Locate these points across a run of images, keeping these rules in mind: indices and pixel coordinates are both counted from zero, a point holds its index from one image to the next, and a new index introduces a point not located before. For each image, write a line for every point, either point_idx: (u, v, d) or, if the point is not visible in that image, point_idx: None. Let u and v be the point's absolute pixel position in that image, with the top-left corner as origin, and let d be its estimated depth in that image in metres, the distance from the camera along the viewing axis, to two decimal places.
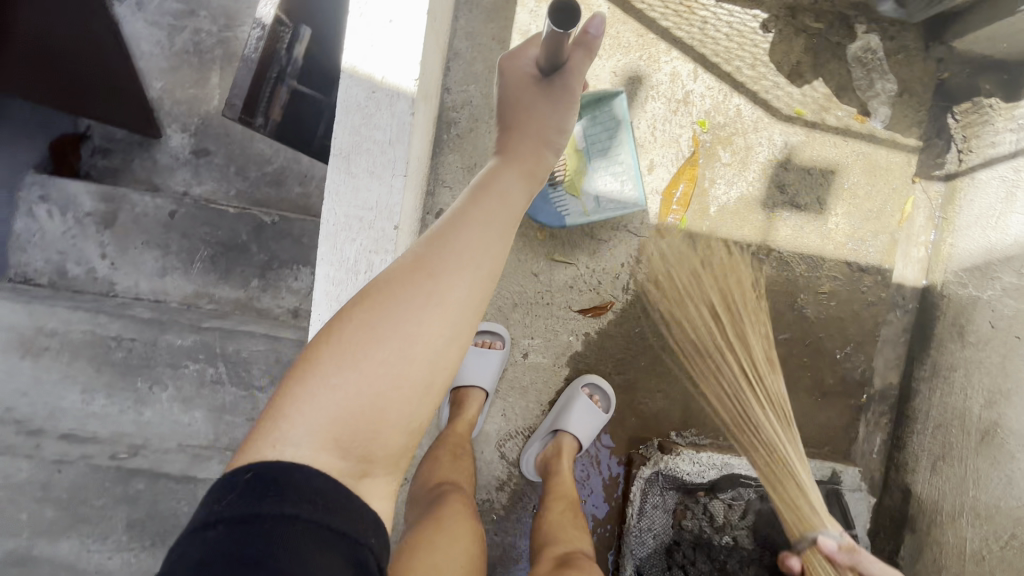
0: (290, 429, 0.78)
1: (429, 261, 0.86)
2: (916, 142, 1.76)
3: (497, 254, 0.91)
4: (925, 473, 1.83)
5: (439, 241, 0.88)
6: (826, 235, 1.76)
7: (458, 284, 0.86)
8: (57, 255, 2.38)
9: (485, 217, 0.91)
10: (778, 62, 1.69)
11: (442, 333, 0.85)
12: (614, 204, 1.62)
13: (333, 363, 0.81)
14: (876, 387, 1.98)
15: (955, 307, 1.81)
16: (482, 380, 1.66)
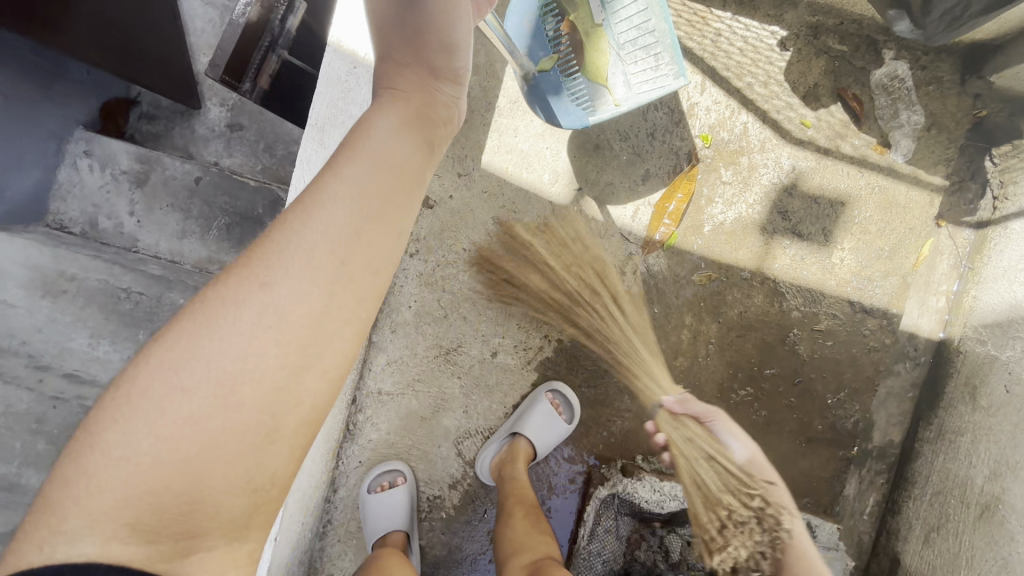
0: (69, 516, 0.70)
1: (255, 283, 0.79)
2: (941, 181, 1.63)
3: (346, 261, 0.84)
4: (916, 543, 1.65)
5: (269, 256, 0.80)
6: (828, 270, 1.65)
7: (295, 299, 0.80)
8: (94, 209, 2.12)
9: (329, 218, 0.83)
10: (793, 83, 1.62)
11: (279, 362, 0.79)
12: (651, 84, 1.47)
13: (123, 424, 0.72)
14: (874, 443, 1.81)
15: (970, 366, 1.65)
16: (394, 519, 1.59)
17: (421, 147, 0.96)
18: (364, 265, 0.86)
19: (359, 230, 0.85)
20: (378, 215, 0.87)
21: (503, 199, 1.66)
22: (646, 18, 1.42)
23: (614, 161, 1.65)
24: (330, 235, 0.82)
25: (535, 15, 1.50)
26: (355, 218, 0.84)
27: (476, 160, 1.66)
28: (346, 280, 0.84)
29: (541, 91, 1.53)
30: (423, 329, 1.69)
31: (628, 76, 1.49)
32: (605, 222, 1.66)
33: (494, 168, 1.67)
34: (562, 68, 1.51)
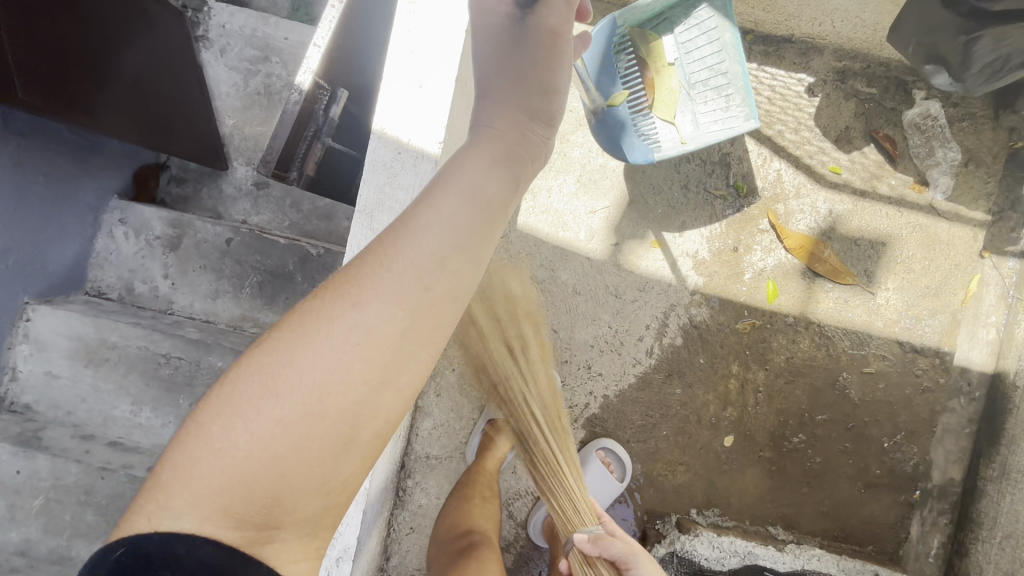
0: (164, 500, 0.62)
1: (351, 289, 0.69)
2: (983, 216, 1.62)
3: (444, 270, 0.72)
4: None
5: (370, 264, 0.71)
6: (874, 311, 1.63)
7: (391, 303, 0.69)
8: (131, 274, 2.03)
9: (431, 224, 0.73)
10: (824, 127, 1.62)
11: (367, 378, 0.68)
12: (722, 125, 1.51)
13: (216, 419, 0.64)
14: (933, 482, 1.77)
15: None
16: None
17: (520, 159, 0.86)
18: (463, 277, 0.74)
19: (463, 240, 0.74)
20: (483, 223, 0.76)
21: (541, 259, 1.67)
22: (717, 64, 1.51)
23: (649, 214, 1.66)
24: (429, 245, 0.72)
25: (609, 53, 1.51)
26: (458, 223, 0.74)
27: (512, 222, 1.68)
28: (440, 295, 0.72)
29: (610, 126, 1.53)
30: (468, 391, 1.69)
31: (696, 116, 1.55)
32: (643, 275, 1.66)
33: (530, 228, 1.68)
34: (632, 105, 1.53)
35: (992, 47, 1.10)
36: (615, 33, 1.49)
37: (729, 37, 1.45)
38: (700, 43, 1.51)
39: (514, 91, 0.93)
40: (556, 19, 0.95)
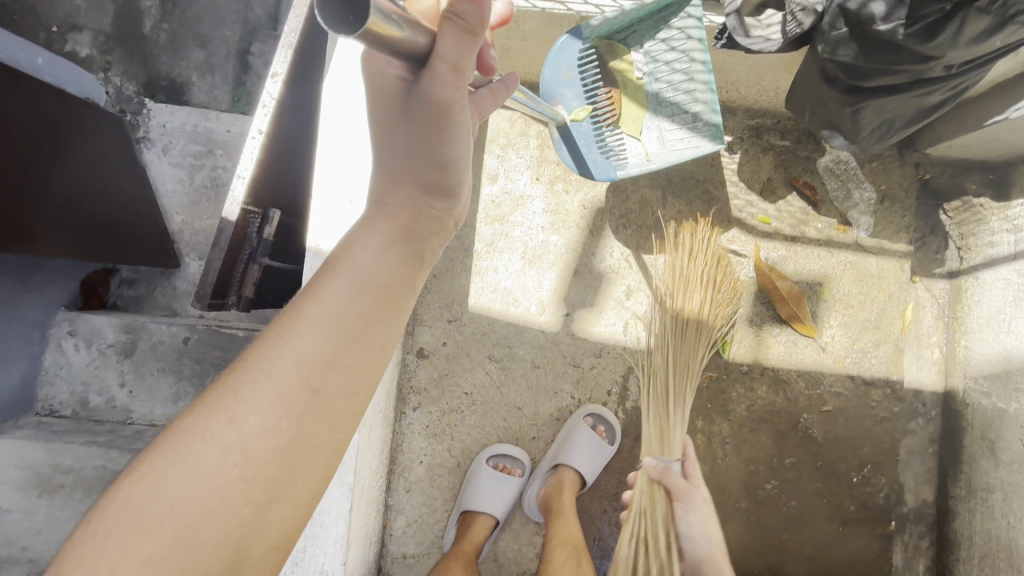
0: None
1: (232, 398, 0.67)
2: (905, 247, 1.71)
3: (331, 367, 0.71)
4: None
5: (253, 369, 0.69)
6: (822, 349, 1.68)
7: (265, 420, 0.67)
8: (85, 386, 1.90)
9: (316, 320, 0.71)
10: (748, 181, 1.70)
11: (252, 491, 0.67)
12: (688, 145, 1.41)
13: (88, 549, 0.61)
14: (909, 505, 1.79)
15: (981, 418, 1.67)
16: (496, 505, 1.56)
17: (416, 235, 0.81)
18: (351, 380, 0.74)
19: (350, 335, 0.73)
20: (372, 313, 0.75)
21: (496, 338, 1.68)
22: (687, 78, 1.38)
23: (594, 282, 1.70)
24: (314, 343, 0.70)
25: (574, 65, 1.35)
26: (344, 317, 0.72)
27: (463, 305, 1.68)
28: (328, 393, 0.71)
29: (572, 143, 1.44)
30: (438, 482, 1.65)
31: (664, 134, 1.44)
32: (598, 341, 1.69)
33: (482, 308, 1.69)
34: (595, 119, 1.43)
35: (877, 114, 1.19)
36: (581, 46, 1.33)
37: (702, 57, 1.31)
38: (672, 54, 1.36)
39: (402, 170, 0.80)
40: (448, 89, 0.68)
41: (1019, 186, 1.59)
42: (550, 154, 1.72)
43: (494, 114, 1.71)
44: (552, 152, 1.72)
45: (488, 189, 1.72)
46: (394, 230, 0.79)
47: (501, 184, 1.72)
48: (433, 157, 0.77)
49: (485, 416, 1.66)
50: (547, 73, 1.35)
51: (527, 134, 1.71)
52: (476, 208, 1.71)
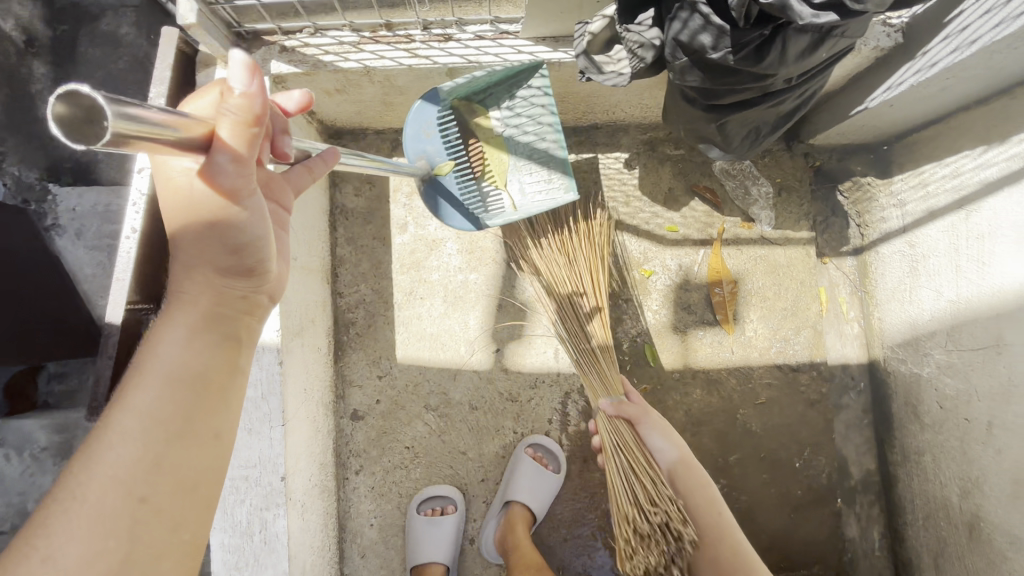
0: None
1: (42, 537, 0.65)
2: (808, 233, 1.79)
3: (156, 470, 0.72)
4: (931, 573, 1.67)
5: (63, 502, 0.67)
6: (747, 344, 1.73)
7: (81, 544, 0.65)
8: (22, 496, 1.72)
9: (127, 430, 0.71)
10: (651, 193, 1.76)
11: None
12: (541, 197, 1.51)
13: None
14: (856, 478, 1.86)
15: (902, 384, 1.75)
16: (438, 551, 1.54)
17: (227, 320, 0.83)
18: (181, 477, 0.74)
19: (169, 434, 0.74)
20: (190, 408, 0.76)
21: (430, 386, 1.66)
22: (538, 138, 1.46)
23: (519, 315, 1.71)
24: (128, 454, 0.71)
25: (434, 125, 1.39)
26: (157, 421, 0.73)
27: (391, 359, 1.66)
28: (159, 494, 0.72)
29: (440, 195, 1.46)
30: (391, 542, 1.62)
31: (524, 186, 1.51)
32: (532, 372, 1.70)
33: (411, 358, 1.67)
34: (457, 171, 1.47)
35: (741, 124, 1.23)
36: (437, 107, 1.38)
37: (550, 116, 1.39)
38: (523, 116, 1.45)
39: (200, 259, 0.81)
40: (232, 177, 0.70)
41: (899, 164, 1.72)
42: None
43: (394, 163, 1.71)
44: None
45: (399, 239, 1.71)
46: (200, 322, 0.81)
47: (411, 231, 1.71)
48: (225, 245, 0.78)
49: (430, 467, 1.64)
50: (406, 130, 1.37)
51: None
52: (390, 259, 1.69)
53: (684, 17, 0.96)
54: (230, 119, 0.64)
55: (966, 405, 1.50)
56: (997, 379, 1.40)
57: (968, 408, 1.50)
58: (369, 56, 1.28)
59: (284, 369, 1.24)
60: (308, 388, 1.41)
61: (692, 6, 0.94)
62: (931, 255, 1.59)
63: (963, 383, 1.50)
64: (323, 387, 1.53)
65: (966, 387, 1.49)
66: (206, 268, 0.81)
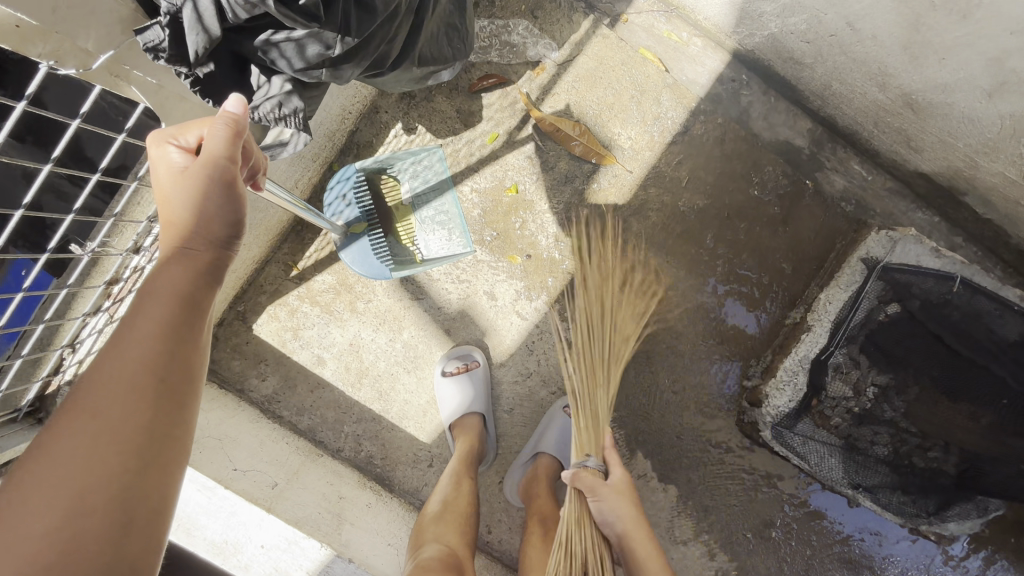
0: None
1: (51, 452, 0.63)
2: (587, 20, 1.71)
3: (154, 398, 0.68)
4: (913, 155, 1.60)
5: (68, 425, 0.64)
6: (635, 153, 1.70)
7: (115, 404, 0.66)
8: None
9: (133, 355, 0.69)
10: (450, 127, 1.67)
11: (91, 548, 0.61)
12: (443, 252, 1.66)
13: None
14: (802, 145, 1.74)
15: (768, 49, 1.63)
16: (475, 405, 1.62)
17: (206, 263, 0.77)
18: (189, 371, 0.72)
19: (161, 369, 0.70)
20: (180, 346, 0.72)
21: None
22: (435, 199, 1.65)
23: (466, 321, 1.69)
24: (126, 378, 0.67)
25: (352, 195, 1.60)
26: (152, 345, 0.70)
27: (424, 445, 1.68)
28: (154, 423, 0.68)
29: (354, 253, 1.59)
30: None
31: (427, 241, 1.65)
32: (519, 342, 1.70)
33: (435, 431, 1.68)
34: (371, 229, 1.61)
35: (430, 40, 1.09)
36: (354, 180, 1.60)
37: (447, 183, 1.65)
38: (419, 183, 1.65)
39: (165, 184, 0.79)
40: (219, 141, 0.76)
41: None
42: (325, 297, 1.65)
43: (263, 325, 1.64)
44: (325, 293, 1.65)
45: (329, 371, 1.67)
46: (186, 262, 0.76)
47: (330, 357, 1.66)
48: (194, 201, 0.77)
49: None
50: (328, 201, 1.59)
51: (297, 308, 1.65)
52: (341, 390, 1.67)
53: (277, 54, 0.82)
54: (223, 130, 0.75)
55: (822, 24, 1.42)
56: None
57: (825, 26, 1.42)
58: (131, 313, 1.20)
59: (359, 560, 1.29)
60: (393, 540, 1.45)
61: (268, 43, 0.80)
62: None
63: (805, 11, 1.42)
64: (402, 519, 1.56)
65: (810, 12, 1.41)
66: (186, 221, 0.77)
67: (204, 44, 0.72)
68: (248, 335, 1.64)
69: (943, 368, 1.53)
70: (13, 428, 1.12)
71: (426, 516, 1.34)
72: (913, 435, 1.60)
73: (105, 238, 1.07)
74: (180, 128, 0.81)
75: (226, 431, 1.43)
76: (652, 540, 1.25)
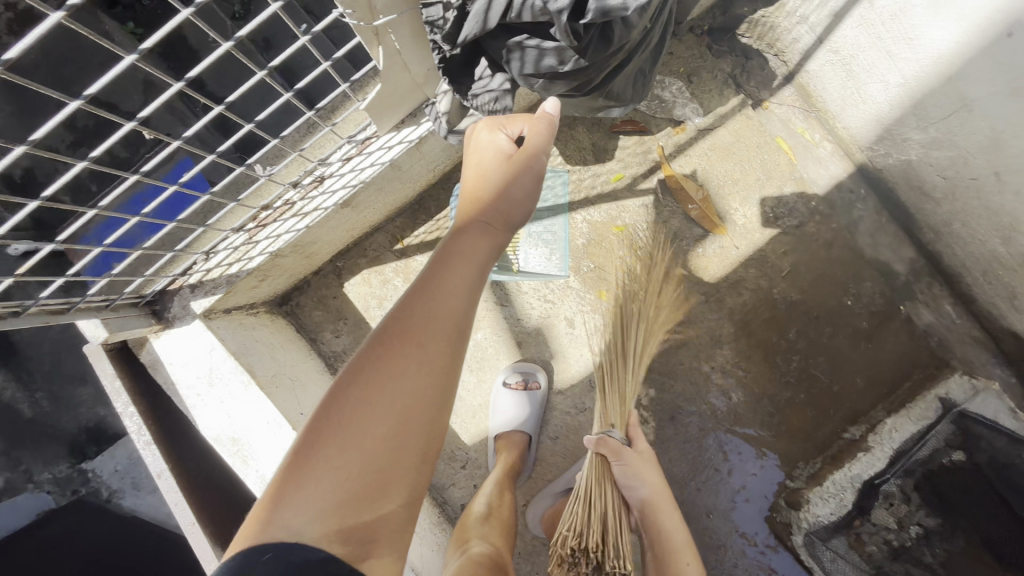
0: (288, 508, 0.68)
1: (373, 388, 0.75)
2: (736, 97, 1.80)
3: (452, 351, 0.79)
4: (1015, 313, 1.55)
5: (396, 355, 0.76)
6: (747, 231, 1.76)
7: (434, 344, 0.78)
8: None
9: (445, 303, 0.80)
10: (582, 157, 1.75)
11: (404, 460, 0.74)
12: (539, 268, 1.71)
13: (275, 527, 0.67)
14: (902, 272, 1.75)
15: (899, 172, 1.66)
16: (523, 424, 1.63)
17: (499, 240, 0.90)
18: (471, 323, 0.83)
19: (460, 322, 0.81)
20: (471, 307, 0.83)
21: None
22: (547, 217, 1.71)
23: (540, 339, 1.73)
24: (438, 322, 0.79)
25: None
26: (458, 304, 0.81)
27: (464, 445, 1.71)
28: (451, 362, 0.79)
29: None
30: None
31: (527, 255, 1.71)
32: (583, 375, 1.72)
33: (478, 435, 1.72)
34: None
35: (624, 83, 1.16)
36: None
37: (562, 207, 1.72)
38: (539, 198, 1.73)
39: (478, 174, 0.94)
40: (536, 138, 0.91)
41: None
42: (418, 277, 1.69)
43: (351, 285, 1.70)
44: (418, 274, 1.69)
45: None
46: (488, 233, 0.89)
47: None
48: (502, 187, 0.91)
49: None
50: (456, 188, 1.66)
51: (389, 280, 1.70)
52: None
53: (518, 56, 0.89)
54: (544, 132, 0.92)
55: (966, 165, 1.44)
56: (981, 133, 1.36)
57: (969, 168, 1.43)
58: (267, 241, 1.26)
59: None
60: (417, 528, 1.45)
61: (518, 45, 0.87)
62: (859, 53, 1.54)
63: (953, 149, 1.44)
64: (427, 510, 1.56)
65: (958, 151, 1.44)
66: (489, 199, 0.91)
67: (477, 31, 0.82)
68: (337, 292, 1.70)
69: (1000, 528, 1.45)
70: (133, 312, 1.18)
71: (467, 519, 1.38)
72: None
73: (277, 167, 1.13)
74: (510, 118, 0.97)
75: (298, 374, 1.46)
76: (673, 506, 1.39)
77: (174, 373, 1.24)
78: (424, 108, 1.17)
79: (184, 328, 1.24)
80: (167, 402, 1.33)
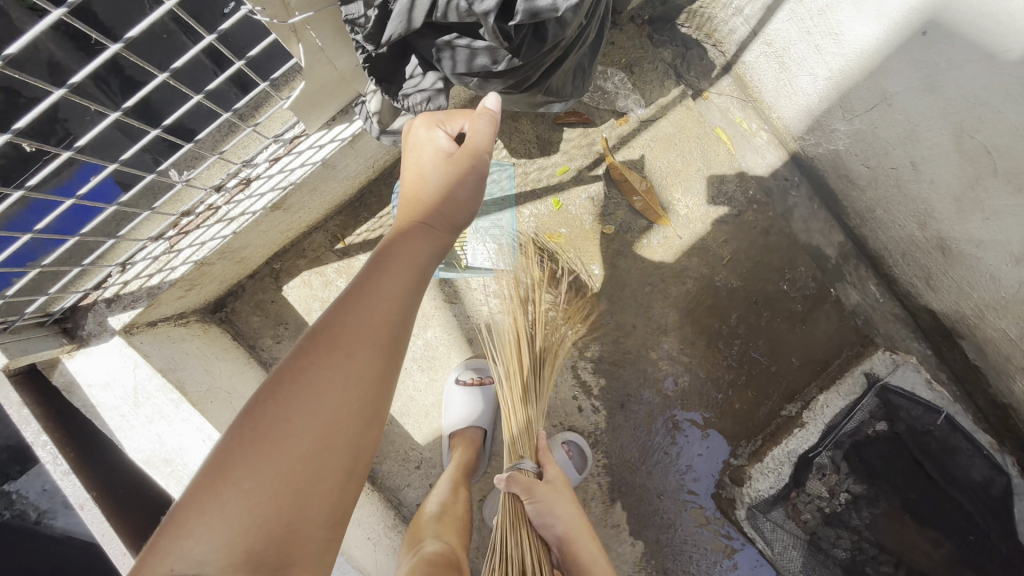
0: (193, 532, 0.64)
1: (294, 403, 0.72)
2: (677, 89, 1.83)
3: (386, 361, 0.77)
4: (928, 291, 1.64)
5: (324, 365, 0.73)
6: (688, 220, 1.81)
7: (365, 353, 0.75)
8: None
9: (380, 310, 0.77)
10: (526, 149, 1.78)
11: (326, 479, 0.71)
12: (487, 264, 1.68)
13: (176, 552, 0.63)
14: (833, 255, 1.84)
15: (828, 162, 1.71)
16: (480, 419, 1.64)
17: (438, 242, 0.87)
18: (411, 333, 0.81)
19: (397, 330, 0.78)
20: (410, 314, 0.81)
21: None
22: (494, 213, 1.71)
23: None
24: (371, 330, 0.76)
25: None
26: (395, 311, 0.78)
27: (418, 445, 1.69)
28: (385, 372, 0.77)
29: None
30: None
31: (475, 251, 1.69)
32: None
33: (431, 434, 1.70)
34: None
35: (562, 77, 1.13)
36: None
37: (509, 201, 1.71)
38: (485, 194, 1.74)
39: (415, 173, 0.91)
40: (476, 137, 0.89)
41: None
42: None
43: (291, 288, 1.62)
44: None
45: None
46: (429, 236, 0.86)
47: None
48: (439, 187, 0.88)
49: None
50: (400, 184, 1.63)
51: (332, 281, 1.63)
52: None
53: (448, 55, 0.86)
54: (484, 130, 0.89)
55: (886, 157, 1.51)
56: (898, 127, 1.44)
57: (888, 159, 1.51)
58: (190, 249, 1.17)
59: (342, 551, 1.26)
60: (371, 534, 1.43)
61: (448, 44, 0.85)
62: (790, 46, 1.59)
63: (876, 140, 1.51)
64: (382, 514, 1.54)
65: (881, 142, 1.50)
66: (427, 200, 0.88)
67: (401, 31, 0.78)
68: (277, 296, 1.62)
69: (918, 490, 1.61)
70: (37, 333, 1.08)
71: (419, 520, 1.36)
72: (872, 545, 1.65)
73: (198, 172, 1.04)
74: (448, 115, 0.94)
75: (234, 386, 1.38)
76: (594, 541, 1.25)
77: (94, 395, 1.14)
78: (354, 106, 1.11)
79: (99, 347, 1.15)
80: (88, 425, 1.23)
